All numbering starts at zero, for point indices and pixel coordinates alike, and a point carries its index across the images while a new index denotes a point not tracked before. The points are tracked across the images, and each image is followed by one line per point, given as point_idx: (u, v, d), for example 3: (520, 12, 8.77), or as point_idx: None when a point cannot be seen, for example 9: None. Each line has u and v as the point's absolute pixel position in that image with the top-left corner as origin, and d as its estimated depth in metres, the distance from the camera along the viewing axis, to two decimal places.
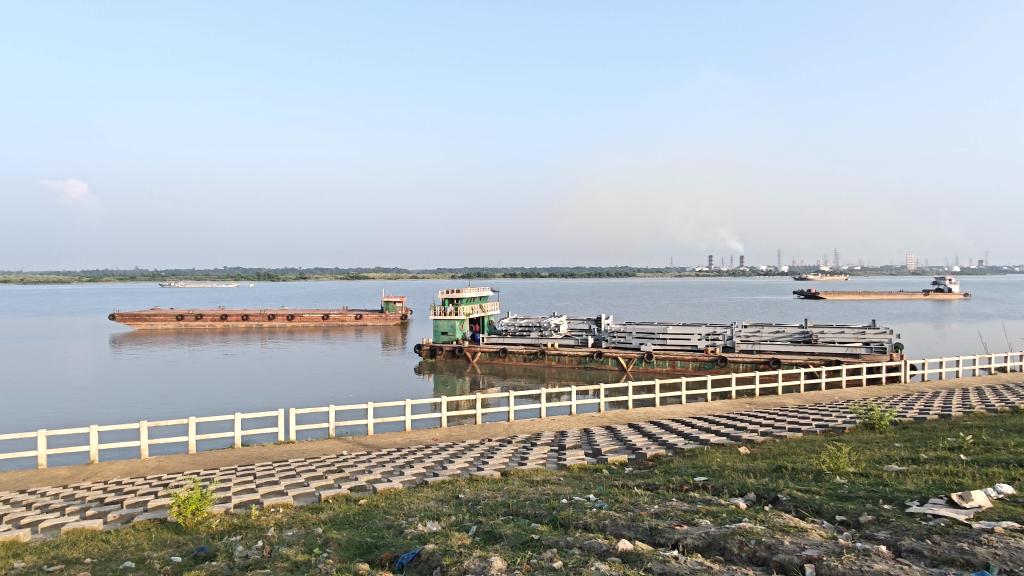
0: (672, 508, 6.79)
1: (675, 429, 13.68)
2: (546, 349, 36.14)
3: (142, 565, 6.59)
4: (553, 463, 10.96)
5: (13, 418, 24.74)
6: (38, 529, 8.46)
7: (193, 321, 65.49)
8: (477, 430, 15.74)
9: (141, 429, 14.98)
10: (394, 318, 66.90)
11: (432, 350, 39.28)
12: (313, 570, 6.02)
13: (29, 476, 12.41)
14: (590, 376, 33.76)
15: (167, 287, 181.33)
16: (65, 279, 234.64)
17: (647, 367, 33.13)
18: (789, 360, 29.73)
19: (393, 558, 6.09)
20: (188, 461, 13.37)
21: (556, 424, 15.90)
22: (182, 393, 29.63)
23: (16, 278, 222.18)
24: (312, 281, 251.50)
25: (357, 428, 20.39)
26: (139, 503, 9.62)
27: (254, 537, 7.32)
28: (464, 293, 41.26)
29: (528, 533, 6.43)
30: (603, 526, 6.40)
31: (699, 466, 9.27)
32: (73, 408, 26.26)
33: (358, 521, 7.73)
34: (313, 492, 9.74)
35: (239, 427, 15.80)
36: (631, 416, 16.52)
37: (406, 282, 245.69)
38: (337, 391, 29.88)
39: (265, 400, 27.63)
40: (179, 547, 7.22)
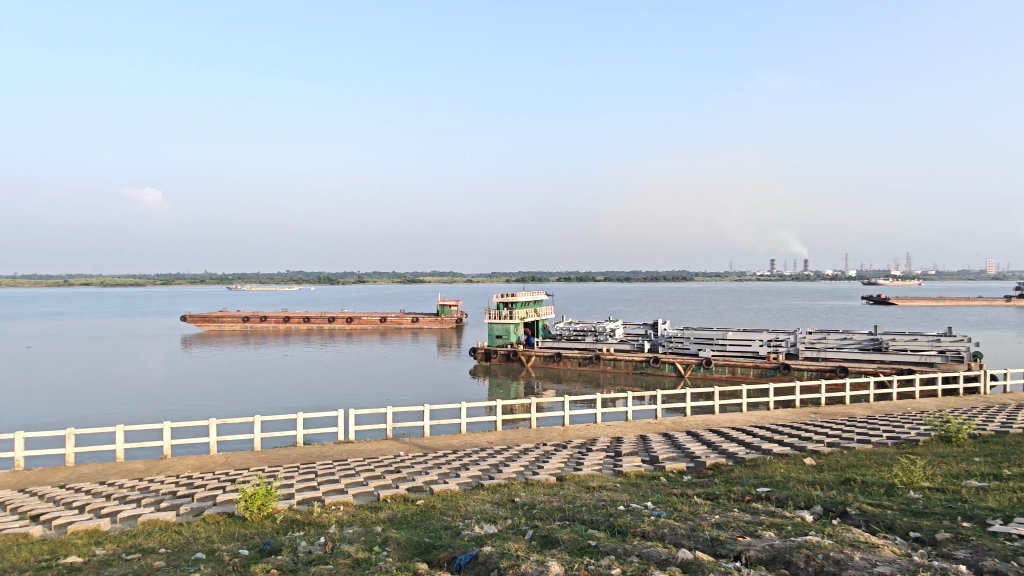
0: (733, 518, 6.62)
1: (735, 438, 13.33)
2: (601, 354, 35.83)
3: (212, 557, 6.87)
4: (609, 469, 10.86)
5: (94, 413, 26.20)
6: (117, 519, 8.95)
7: (258, 322, 68.11)
8: (532, 434, 15.76)
9: (210, 426, 15.63)
10: (449, 322, 67.74)
11: (487, 353, 39.61)
12: (373, 568, 6.13)
13: (107, 469, 13.10)
14: (646, 382, 33.29)
15: (235, 288, 189.80)
16: (141, 282, 247.16)
17: (706, 374, 32.39)
18: (857, 368, 28.50)
19: (451, 559, 6.16)
20: (253, 458, 13.86)
21: (612, 429, 15.73)
22: (247, 392, 30.76)
23: (96, 280, 236.02)
24: (370, 283, 258.68)
25: (414, 429, 20.72)
26: (209, 497, 10.05)
27: (317, 534, 7.53)
28: (519, 297, 41.48)
29: (585, 539, 6.38)
30: (661, 534, 6.30)
31: (762, 476, 8.99)
32: (148, 405, 27.65)
33: (416, 521, 7.86)
34: (372, 492, 9.93)
35: (301, 426, 16.26)
36: (690, 424, 16.20)
37: (462, 286, 248.61)
38: (396, 392, 30.42)
39: (325, 400, 28.35)
40: (246, 540, 7.48)
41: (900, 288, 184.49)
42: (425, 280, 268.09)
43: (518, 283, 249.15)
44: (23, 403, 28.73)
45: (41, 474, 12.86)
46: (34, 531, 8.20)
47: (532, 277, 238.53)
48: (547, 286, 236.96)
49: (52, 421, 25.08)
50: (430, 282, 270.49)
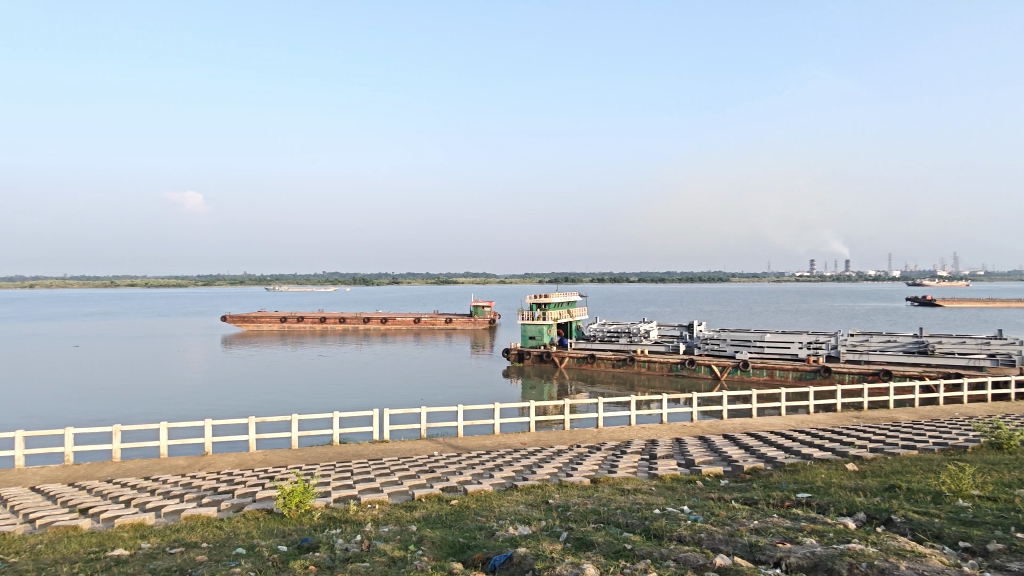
0: (773, 524, 6.48)
1: (774, 442, 13.09)
2: (636, 355, 35.51)
3: (252, 552, 7.01)
4: (644, 471, 10.76)
5: (139, 410, 27.02)
6: (161, 513, 9.20)
7: (296, 323, 69.40)
8: (566, 435, 15.71)
9: (249, 425, 15.94)
10: (482, 323, 67.94)
11: (520, 355, 39.64)
12: (409, 567, 6.16)
13: (151, 464, 13.48)
14: (681, 385, 32.88)
15: (272, 289, 193.97)
16: (184, 283, 253.92)
17: (743, 376, 31.83)
18: (901, 372, 27.69)
19: (485, 559, 6.18)
20: (291, 456, 14.11)
21: (647, 432, 15.60)
22: (285, 391, 31.31)
23: (140, 282, 243.55)
24: (404, 285, 261.61)
25: (448, 429, 20.84)
26: (249, 493, 10.26)
27: (353, 531, 7.61)
28: (552, 298, 41.39)
29: (620, 542, 6.32)
30: (698, 539, 6.20)
31: (802, 481, 8.80)
32: (190, 403, 28.36)
33: (450, 521, 7.90)
34: (406, 491, 10.02)
35: (336, 425, 16.47)
36: (726, 427, 15.95)
37: (496, 287, 249.40)
38: (430, 392, 30.66)
39: (361, 400, 28.73)
40: (284, 537, 7.62)
41: (943, 288, 181.09)
42: (459, 281, 269.93)
43: (552, 284, 249.08)
44: (72, 400, 29.78)
45: (89, 469, 13.29)
46: (83, 524, 8.49)
47: (566, 278, 238.12)
48: (581, 287, 236.40)
49: (100, 417, 25.97)
50: (464, 284, 272.18)
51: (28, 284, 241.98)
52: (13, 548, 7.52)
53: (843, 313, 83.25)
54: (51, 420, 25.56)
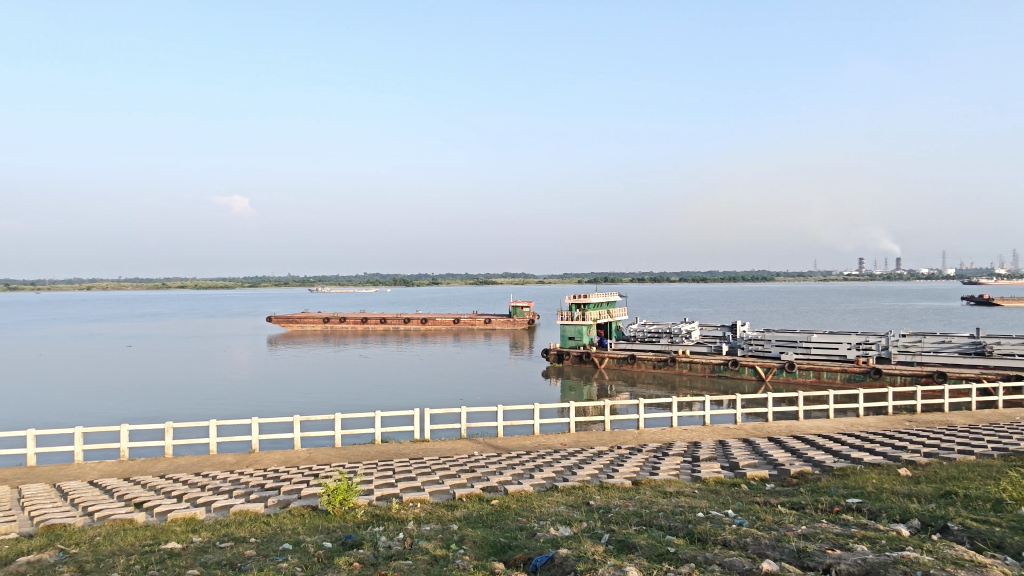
0: (822, 530, 6.31)
1: (821, 446, 12.74)
2: (677, 356, 35.05)
3: (298, 547, 7.15)
4: (687, 474, 10.59)
5: (190, 408, 27.88)
6: (211, 508, 9.49)
7: (338, 323, 70.67)
8: (607, 436, 15.59)
9: (294, 423, 16.28)
10: (521, 323, 67.95)
11: (559, 355, 39.53)
12: (451, 566, 6.21)
13: (201, 460, 13.89)
14: (725, 386, 32.29)
15: (315, 290, 198.10)
16: (231, 284, 261.11)
17: (789, 378, 31.10)
18: (957, 374, 26.63)
19: (527, 559, 6.17)
20: (334, 454, 14.38)
21: (689, 434, 15.36)
22: (327, 391, 31.86)
23: (189, 284, 251.93)
24: (443, 286, 264.41)
25: (488, 429, 20.93)
26: (294, 490, 10.49)
27: (395, 529, 7.70)
28: (591, 298, 41.12)
29: (663, 545, 6.24)
30: (744, 544, 6.08)
31: (852, 486, 8.54)
32: (237, 402, 29.10)
33: (491, 521, 7.93)
34: (447, 490, 10.10)
35: (378, 424, 16.66)
36: (772, 430, 15.59)
37: (535, 287, 248.74)
38: (469, 392, 30.84)
39: (402, 400, 29.07)
40: (329, 533, 7.76)
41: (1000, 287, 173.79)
42: (497, 282, 270.52)
43: (592, 284, 247.42)
44: (125, 398, 30.87)
45: (143, 463, 13.78)
46: (138, 518, 8.80)
47: (606, 278, 236.25)
48: (621, 287, 233.95)
49: (153, 414, 26.89)
50: (503, 284, 274.12)
51: (85, 286, 252.07)
52: (74, 539, 7.85)
53: (895, 313, 80.63)
54: (107, 418, 26.58)
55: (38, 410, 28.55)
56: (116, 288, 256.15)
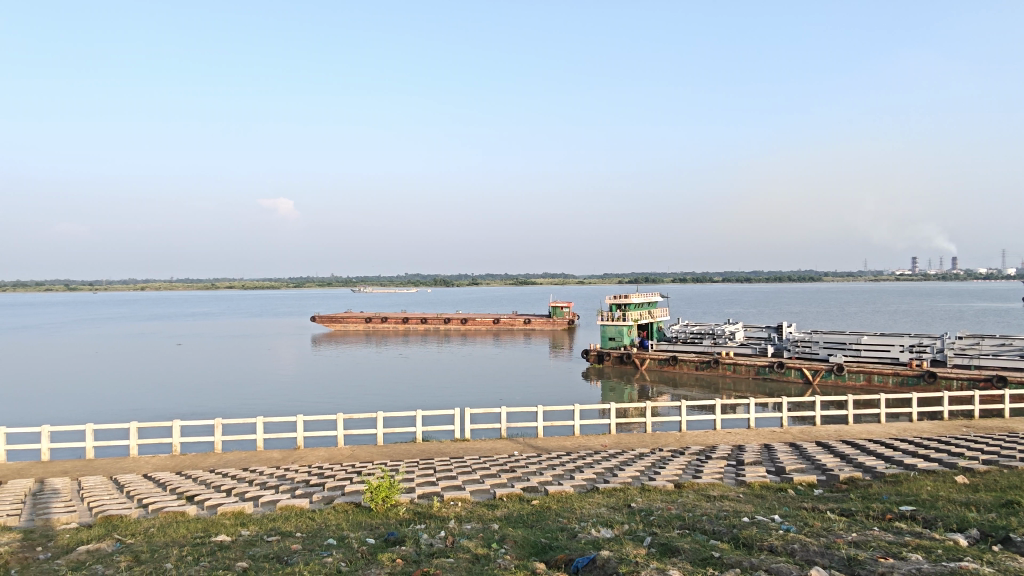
0: (874, 538, 6.11)
1: (873, 451, 12.34)
2: (720, 358, 34.45)
3: (342, 543, 7.26)
4: (731, 478, 10.40)
5: (239, 405, 28.74)
6: (259, 503, 9.73)
7: (379, 323, 71.64)
8: (648, 438, 15.43)
9: (338, 421, 16.54)
10: (561, 323, 67.85)
11: (600, 356, 39.21)
12: (492, 565, 6.23)
13: (249, 456, 14.26)
14: (770, 389, 31.58)
15: (357, 291, 201.43)
16: (276, 284, 267.46)
17: (837, 381, 30.25)
18: (1018, 378, 25.48)
19: (568, 561, 6.14)
20: (376, 452, 14.58)
21: (732, 437, 15.07)
22: (368, 390, 32.32)
23: (238, 285, 259.71)
24: (483, 287, 265.91)
25: (529, 430, 20.92)
26: (338, 487, 10.68)
27: (437, 527, 7.76)
28: (632, 299, 40.64)
29: (708, 549, 6.14)
30: (791, 550, 5.94)
31: (905, 493, 8.24)
32: (280, 400, 29.74)
33: (532, 521, 7.93)
34: (488, 489, 10.15)
35: (419, 423, 16.83)
36: (819, 434, 15.18)
37: (575, 287, 248.02)
38: (507, 393, 30.88)
39: (442, 399, 29.32)
40: (372, 529, 7.87)
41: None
42: (538, 282, 270.63)
43: (633, 284, 245.31)
44: (174, 395, 31.82)
45: (193, 459, 14.21)
46: (190, 511, 9.09)
47: (648, 278, 233.82)
48: (662, 286, 232.03)
49: (203, 410, 27.81)
50: (542, 284, 274.17)
51: (138, 286, 260.60)
52: (130, 530, 8.15)
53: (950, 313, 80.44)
54: (159, 414, 27.46)
55: (97, 405, 29.80)
56: (167, 288, 264.54)
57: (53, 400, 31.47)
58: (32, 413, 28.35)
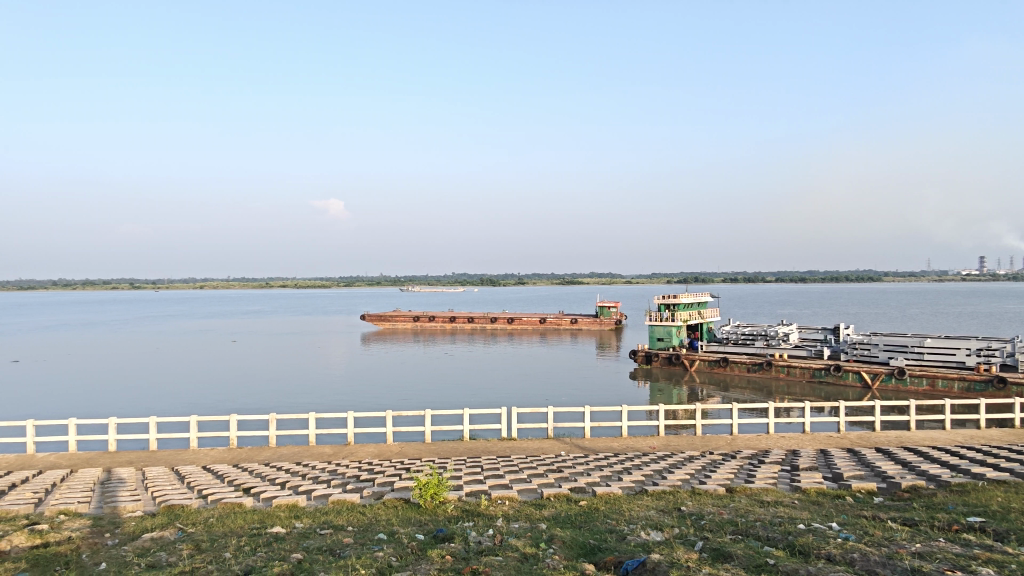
0: (940, 549, 5.86)
1: (937, 459, 11.83)
2: (773, 360, 33.52)
3: (392, 538, 7.38)
4: (785, 484, 10.12)
5: (292, 401, 29.53)
6: (312, 497, 9.98)
7: (427, 322, 72.42)
8: (698, 440, 15.17)
9: (388, 418, 16.79)
10: (609, 323, 67.32)
11: (648, 357, 38.63)
12: (541, 564, 6.23)
13: (302, 451, 14.64)
14: (826, 393, 30.65)
15: (405, 290, 203.92)
16: (327, 284, 273.82)
17: (898, 386, 29.12)
18: None
19: (618, 563, 6.09)
20: (425, 449, 14.78)
21: (786, 441, 14.68)
22: (415, 388, 32.70)
23: (290, 283, 267.06)
24: (529, 286, 267.35)
25: (576, 431, 20.82)
26: (388, 483, 10.87)
27: (485, 525, 7.81)
28: (680, 299, 39.94)
29: (762, 556, 5.99)
30: (850, 559, 5.75)
31: (974, 504, 7.87)
32: (331, 397, 30.33)
33: (580, 522, 7.89)
34: (535, 488, 10.16)
35: (467, 421, 16.93)
36: (878, 440, 14.66)
37: (622, 288, 245.99)
38: (554, 393, 30.70)
39: (488, 399, 29.42)
40: (421, 526, 7.97)
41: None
42: (585, 280, 269.30)
43: (682, 284, 242.01)
44: (230, 391, 32.83)
45: (249, 452, 14.67)
46: (246, 503, 9.37)
47: (696, 278, 231.28)
48: (712, 286, 228.90)
49: (258, 406, 28.61)
50: (589, 284, 273.56)
51: (196, 286, 270.94)
52: (191, 519, 8.47)
53: (1010, 313, 79.29)
54: (216, 408, 28.39)
55: (160, 399, 31.20)
56: (224, 287, 273.67)
57: (118, 393, 33.02)
58: (100, 405, 29.86)
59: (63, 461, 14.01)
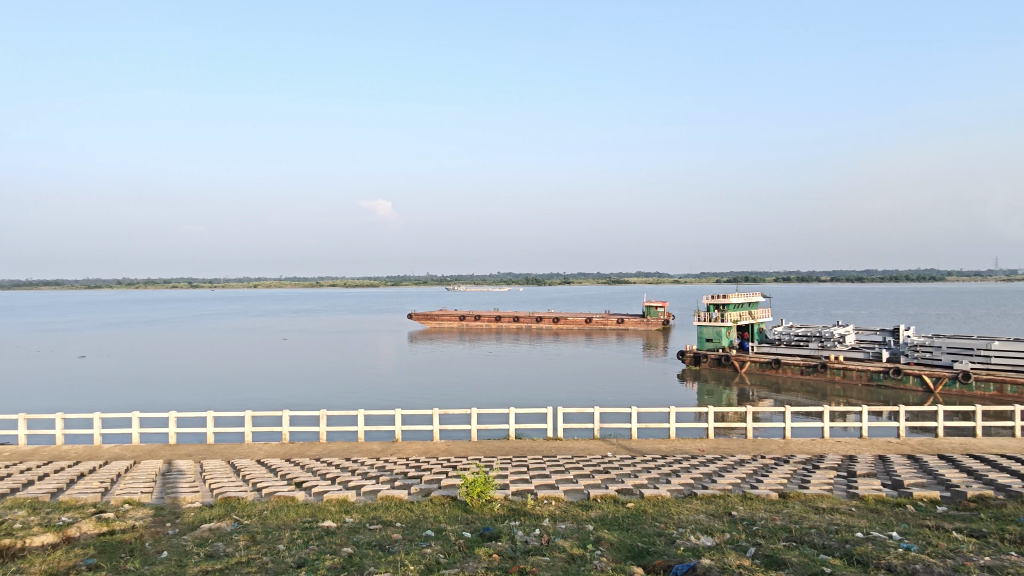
0: (1012, 564, 5.56)
1: (1009, 468, 11.22)
2: (828, 363, 32.48)
3: (440, 535, 7.45)
4: (841, 490, 9.78)
5: (342, 398, 30.10)
6: (362, 492, 10.17)
7: (473, 320, 72.90)
8: (749, 444, 14.81)
9: (435, 415, 16.94)
10: (656, 323, 66.44)
11: (696, 358, 37.90)
12: (589, 566, 6.20)
13: (352, 447, 14.91)
14: (885, 397, 29.52)
15: (452, 290, 205.47)
16: (376, 283, 279.20)
17: (963, 391, 27.85)
18: None
19: (667, 567, 6.01)
20: (471, 448, 14.86)
21: (842, 446, 14.22)
22: (462, 388, 32.84)
23: (341, 283, 273.47)
24: (575, 285, 266.77)
25: (623, 432, 20.66)
26: (435, 480, 10.98)
27: (532, 525, 7.79)
28: (730, 299, 39.04)
29: (818, 564, 5.82)
30: (912, 571, 5.52)
31: None
32: (379, 394, 30.76)
33: (627, 524, 7.80)
34: (582, 489, 10.09)
35: (513, 420, 16.94)
36: (942, 446, 14.04)
37: (669, 287, 243.07)
38: (601, 394, 30.38)
39: (534, 398, 29.35)
40: (468, 524, 8.02)
41: None
42: (632, 279, 266.76)
43: (732, 284, 238.21)
44: (283, 388, 33.69)
45: (300, 447, 15.02)
46: (299, 496, 9.63)
47: (747, 278, 226.55)
48: (763, 285, 223.84)
49: (310, 403, 29.30)
50: (636, 283, 271.26)
51: (252, 286, 280.21)
52: (246, 511, 8.73)
53: None
54: (270, 404, 29.18)
55: (217, 394, 32.29)
56: (278, 287, 281.73)
57: (178, 389, 34.28)
58: (162, 399, 31.08)
59: (127, 452, 14.62)
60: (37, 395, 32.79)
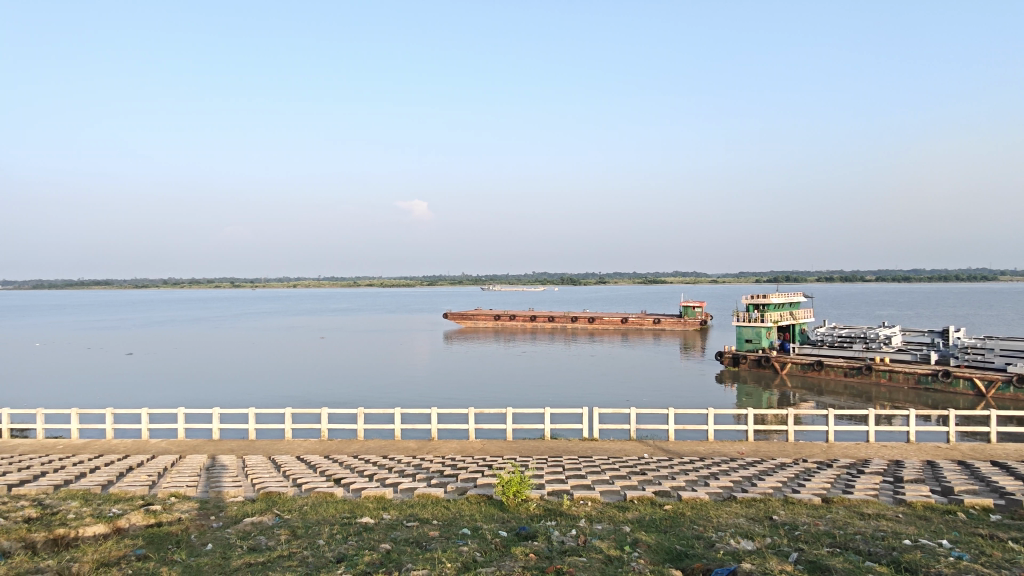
0: None
1: None
2: (873, 364, 31.59)
3: (476, 534, 7.48)
4: (887, 496, 9.48)
5: (378, 397, 30.41)
6: (399, 489, 10.28)
7: (509, 320, 72.93)
8: (789, 446, 14.49)
9: (470, 414, 17.01)
10: (693, 324, 65.61)
11: (735, 359, 37.20)
12: (626, 567, 6.14)
13: (388, 444, 15.06)
14: (933, 400, 28.55)
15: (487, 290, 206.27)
16: (411, 284, 281.95)
17: (1017, 395, 26.77)
18: None
19: (706, 570, 5.93)
20: (507, 447, 14.86)
21: (888, 450, 13.81)
22: (497, 387, 32.83)
23: (377, 283, 276.70)
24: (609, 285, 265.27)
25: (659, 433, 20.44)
26: (471, 479, 11.02)
27: (568, 525, 7.76)
28: (771, 299, 38.25)
29: (863, 571, 5.65)
30: None
31: None
32: (415, 394, 30.99)
33: (665, 526, 7.70)
34: (618, 491, 10.00)
35: (548, 419, 16.89)
36: (994, 452, 13.53)
37: (707, 287, 239.99)
38: (637, 395, 30.01)
39: (569, 399, 29.18)
40: (504, 523, 8.04)
41: None
42: (668, 279, 265.05)
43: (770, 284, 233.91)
44: (321, 386, 34.19)
45: (338, 444, 15.23)
46: (338, 492, 9.79)
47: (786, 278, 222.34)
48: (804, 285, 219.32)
49: (347, 400, 29.69)
50: (671, 283, 268.46)
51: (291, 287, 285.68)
52: (286, 506, 8.90)
53: None
54: (308, 402, 29.66)
55: (257, 392, 32.88)
56: (316, 287, 286.56)
57: (219, 386, 35.03)
58: (204, 396, 31.84)
59: (172, 447, 15.04)
60: (88, 391, 33.90)
